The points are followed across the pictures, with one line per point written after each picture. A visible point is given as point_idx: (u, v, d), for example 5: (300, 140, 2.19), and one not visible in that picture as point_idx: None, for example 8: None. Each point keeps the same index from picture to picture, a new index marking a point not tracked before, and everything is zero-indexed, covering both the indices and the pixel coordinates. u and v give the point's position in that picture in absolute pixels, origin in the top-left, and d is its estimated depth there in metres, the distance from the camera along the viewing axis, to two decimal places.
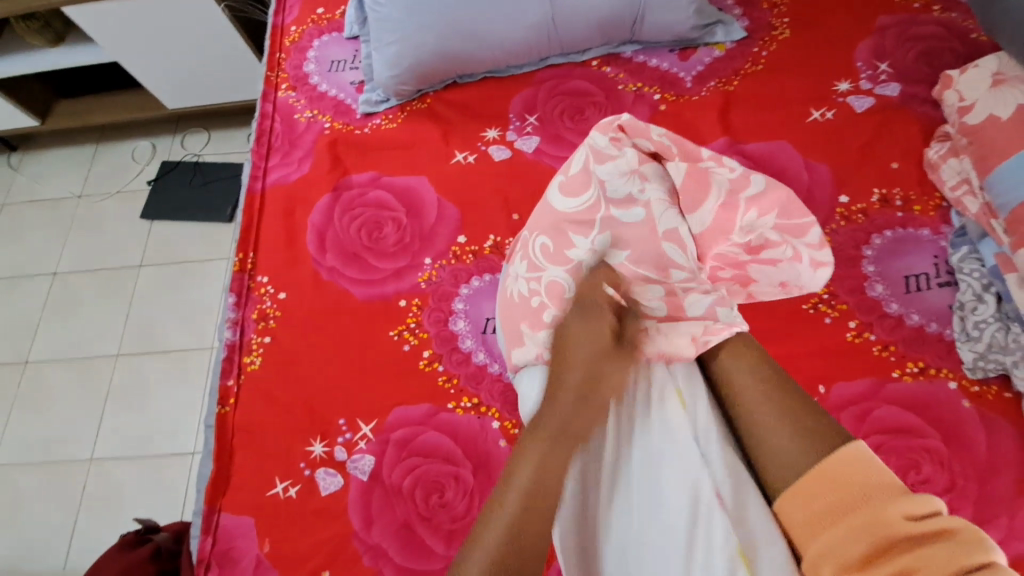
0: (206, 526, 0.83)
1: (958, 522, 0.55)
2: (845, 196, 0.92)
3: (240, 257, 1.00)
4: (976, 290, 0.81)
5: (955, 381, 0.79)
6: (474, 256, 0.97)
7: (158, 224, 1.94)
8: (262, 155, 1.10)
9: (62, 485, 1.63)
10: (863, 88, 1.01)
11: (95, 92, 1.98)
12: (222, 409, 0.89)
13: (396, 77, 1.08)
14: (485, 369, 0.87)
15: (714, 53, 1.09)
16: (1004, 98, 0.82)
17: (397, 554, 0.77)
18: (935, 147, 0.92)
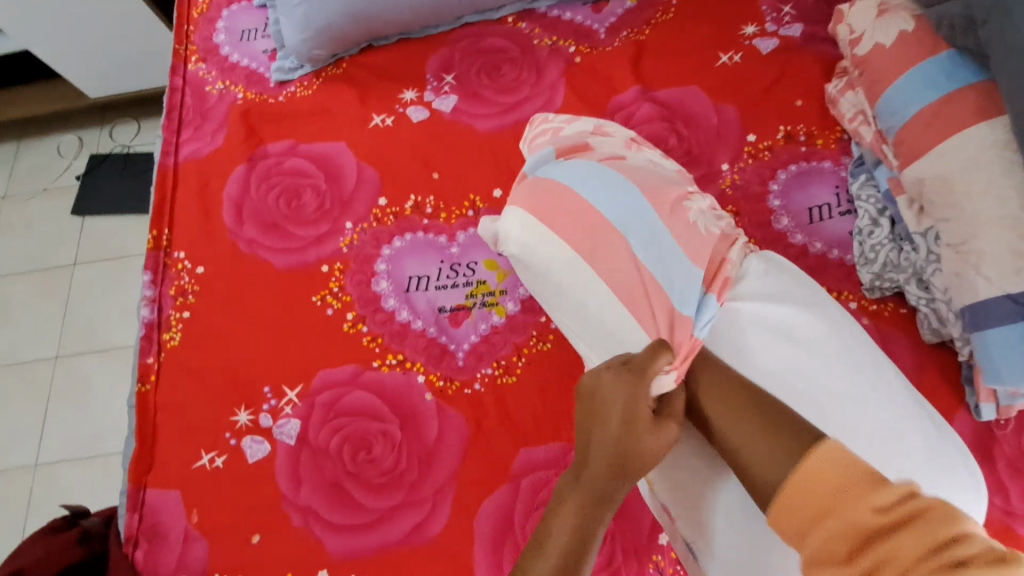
0: (132, 503, 0.81)
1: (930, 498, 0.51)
2: (752, 135, 0.95)
3: (154, 234, 0.97)
4: (872, 215, 0.84)
5: (855, 302, 0.83)
6: (395, 217, 0.96)
7: (90, 220, 1.87)
8: (173, 130, 1.06)
9: (8, 492, 1.58)
10: (769, 31, 1.03)
11: (9, 85, 1.88)
12: (143, 388, 0.87)
13: (306, 41, 1.06)
14: (409, 326, 0.88)
15: (626, 4, 1.09)
16: (888, 26, 0.84)
17: (327, 512, 0.77)
18: (834, 83, 0.94)
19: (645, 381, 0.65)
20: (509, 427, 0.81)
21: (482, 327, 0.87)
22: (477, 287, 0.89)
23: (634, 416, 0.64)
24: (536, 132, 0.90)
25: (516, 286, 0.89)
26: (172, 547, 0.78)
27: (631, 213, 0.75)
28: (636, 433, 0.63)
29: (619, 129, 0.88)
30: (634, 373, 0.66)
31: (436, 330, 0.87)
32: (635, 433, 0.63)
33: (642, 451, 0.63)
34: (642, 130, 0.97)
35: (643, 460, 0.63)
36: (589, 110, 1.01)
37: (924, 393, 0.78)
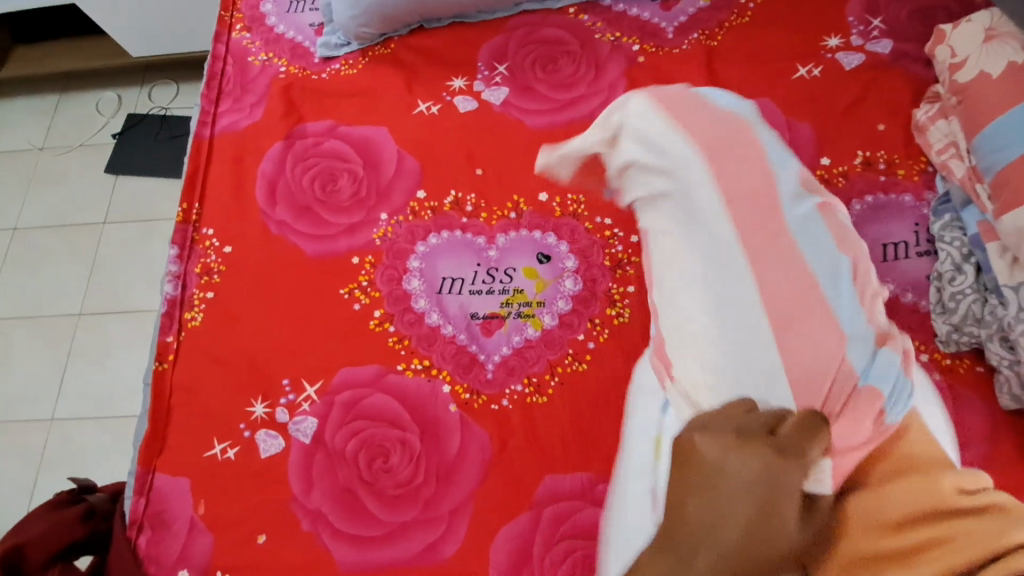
0: (140, 486, 0.79)
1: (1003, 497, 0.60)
2: (826, 158, 0.87)
3: (183, 208, 0.94)
4: (955, 260, 0.77)
5: (926, 354, 0.75)
6: (433, 213, 0.91)
7: (123, 179, 1.86)
8: (211, 100, 1.02)
9: (23, 444, 1.59)
10: (854, 45, 0.94)
11: (54, 36, 1.87)
12: (160, 366, 0.84)
13: (356, 17, 1.00)
14: (438, 330, 0.83)
15: (699, 3, 1.02)
16: (996, 54, 0.76)
17: (337, 519, 0.74)
18: (924, 108, 0.86)
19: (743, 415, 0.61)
20: (535, 450, 0.76)
21: (515, 339, 0.81)
22: (514, 295, 0.84)
23: (748, 442, 0.60)
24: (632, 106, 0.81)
25: (555, 299, 0.83)
26: (176, 536, 0.76)
27: (717, 274, 0.66)
28: (726, 462, 0.60)
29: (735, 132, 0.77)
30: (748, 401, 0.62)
31: (467, 337, 0.82)
32: (744, 453, 0.59)
33: (739, 479, 0.59)
34: None
35: (734, 485, 0.59)
36: None
37: (997, 464, 0.70)
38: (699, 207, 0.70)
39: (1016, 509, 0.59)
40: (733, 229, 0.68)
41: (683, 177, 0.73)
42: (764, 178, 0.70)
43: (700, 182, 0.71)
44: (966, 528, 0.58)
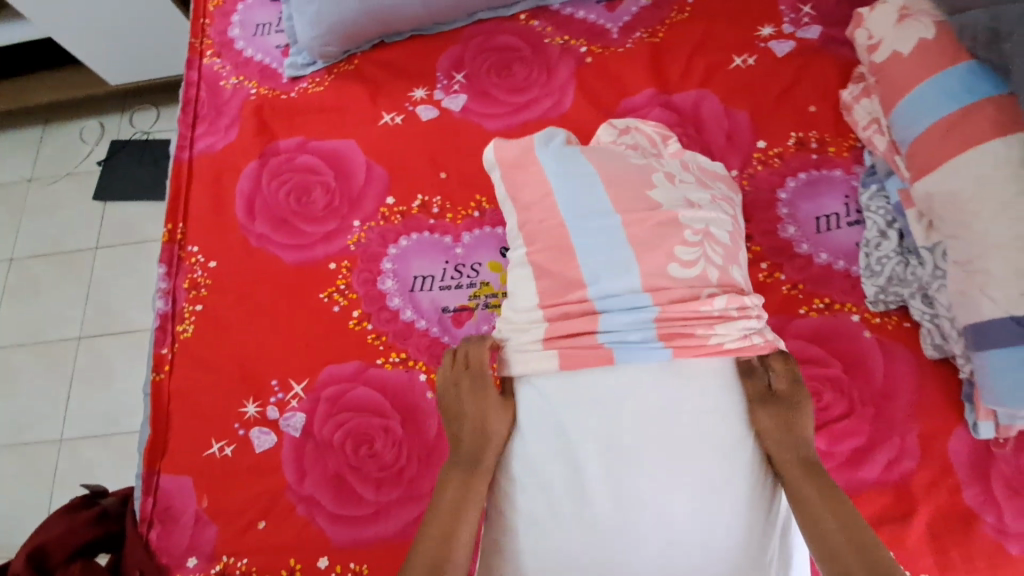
0: (146, 487, 0.85)
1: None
2: (762, 141, 0.94)
3: (169, 228, 1.00)
4: (880, 227, 0.84)
5: (858, 315, 0.82)
6: (402, 217, 0.98)
7: (112, 204, 1.92)
8: (188, 124, 1.09)
9: (34, 465, 1.66)
10: (785, 33, 1.01)
11: (34, 70, 1.92)
12: (157, 377, 0.91)
13: (318, 37, 1.06)
14: (413, 325, 0.90)
15: (641, 3, 1.08)
16: (908, 33, 0.82)
17: (328, 502, 0.81)
18: (850, 88, 0.93)
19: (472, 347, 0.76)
20: None
21: (484, 328, 0.88)
22: (481, 288, 0.91)
23: (483, 399, 0.73)
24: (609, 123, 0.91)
25: None
26: (182, 529, 0.82)
27: (618, 267, 0.73)
28: (488, 418, 0.72)
29: (670, 151, 0.87)
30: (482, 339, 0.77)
31: (439, 330, 0.89)
32: (485, 415, 0.72)
33: (496, 429, 0.71)
34: None
35: (482, 436, 0.71)
36: (598, 112, 1.01)
37: (924, 409, 0.77)
38: (592, 207, 0.75)
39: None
40: (619, 228, 0.74)
41: (608, 173, 0.77)
42: (648, 182, 0.77)
43: (614, 181, 0.77)
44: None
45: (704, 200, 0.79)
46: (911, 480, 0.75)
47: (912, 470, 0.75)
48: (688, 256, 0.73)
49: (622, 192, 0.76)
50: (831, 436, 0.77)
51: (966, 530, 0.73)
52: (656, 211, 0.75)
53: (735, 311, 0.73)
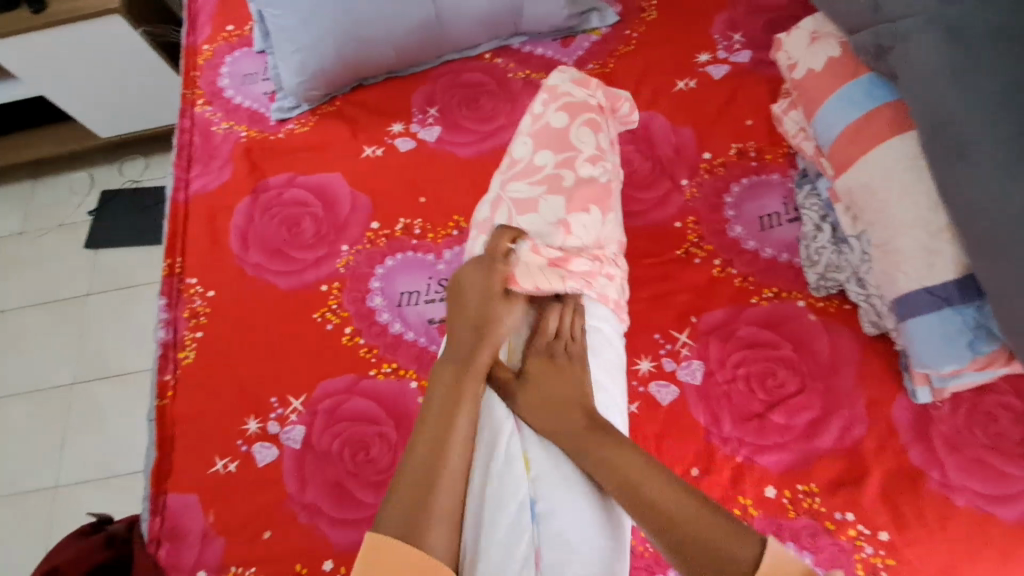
0: (155, 507, 0.90)
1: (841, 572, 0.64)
2: (707, 153, 1.05)
3: (168, 263, 1.07)
4: (815, 221, 0.93)
5: (803, 301, 0.91)
6: (387, 239, 1.06)
7: (103, 252, 1.97)
8: (183, 167, 1.17)
9: (28, 514, 1.66)
10: (720, 58, 1.14)
11: (25, 127, 2.00)
12: (162, 402, 0.96)
13: (302, 83, 1.16)
14: (401, 337, 0.97)
15: (592, 38, 1.21)
16: (819, 52, 0.93)
17: (330, 508, 0.86)
18: (780, 102, 1.04)
19: (496, 260, 0.86)
20: None
21: None
22: None
23: (489, 291, 0.86)
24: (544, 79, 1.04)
25: None
26: (190, 545, 0.86)
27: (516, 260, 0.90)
28: (495, 309, 0.86)
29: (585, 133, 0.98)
30: (484, 260, 0.87)
31: (427, 340, 0.96)
32: (492, 307, 0.85)
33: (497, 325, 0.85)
34: None
35: (501, 331, 0.85)
36: None
37: (868, 380, 0.86)
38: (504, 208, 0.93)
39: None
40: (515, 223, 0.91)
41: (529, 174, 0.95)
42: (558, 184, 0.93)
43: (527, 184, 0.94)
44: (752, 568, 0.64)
45: (593, 197, 0.93)
46: (862, 445, 0.83)
47: (862, 436, 0.83)
48: (581, 268, 0.88)
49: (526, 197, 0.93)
50: (789, 410, 0.85)
51: (916, 487, 0.80)
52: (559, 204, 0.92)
53: (593, 293, 0.88)
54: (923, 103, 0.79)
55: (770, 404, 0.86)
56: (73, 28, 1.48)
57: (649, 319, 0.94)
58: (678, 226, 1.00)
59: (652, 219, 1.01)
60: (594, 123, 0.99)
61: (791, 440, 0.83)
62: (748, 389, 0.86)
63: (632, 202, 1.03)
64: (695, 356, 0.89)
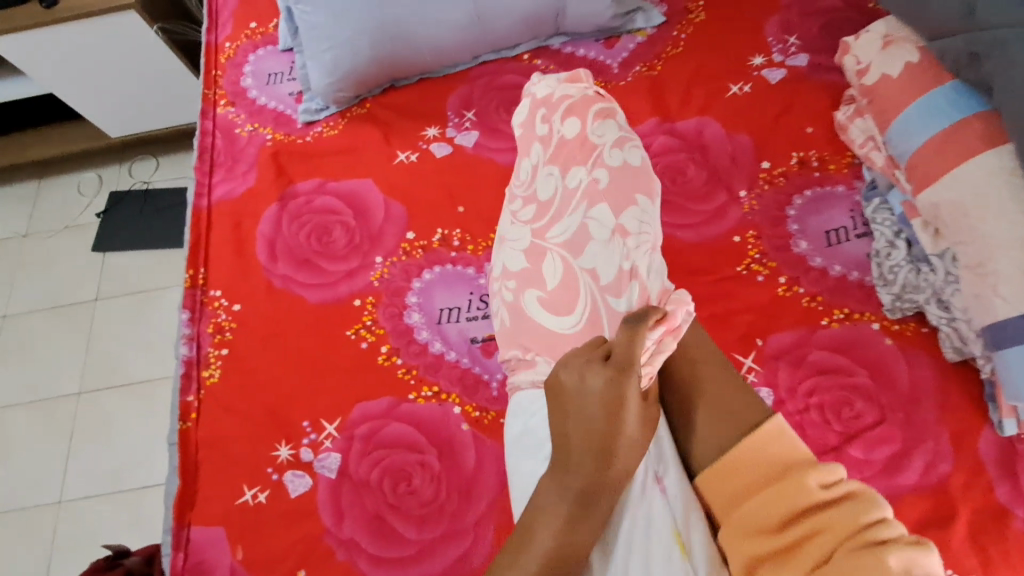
0: (177, 542, 0.83)
1: (858, 486, 0.61)
2: (766, 162, 0.98)
3: (191, 274, 1.01)
4: (889, 237, 0.87)
5: (877, 323, 0.85)
6: (424, 251, 0.99)
7: (111, 255, 1.91)
8: (205, 172, 1.10)
9: (32, 530, 1.59)
10: (776, 61, 1.07)
11: (32, 125, 1.93)
12: (185, 425, 0.90)
13: (332, 84, 1.10)
14: (442, 357, 0.90)
15: (637, 39, 1.14)
16: (894, 57, 0.87)
17: (370, 545, 0.79)
18: (844, 110, 0.98)
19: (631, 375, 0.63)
20: None
21: None
22: None
23: (622, 400, 0.63)
24: (533, 95, 0.95)
25: None
26: None
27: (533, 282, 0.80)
28: (624, 415, 0.62)
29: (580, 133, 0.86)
30: (618, 370, 0.63)
31: (470, 361, 0.89)
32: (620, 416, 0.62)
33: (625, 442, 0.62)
34: (660, 161, 1.00)
35: (628, 438, 0.63)
36: None
37: (952, 411, 0.80)
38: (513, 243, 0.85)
39: (868, 496, 0.59)
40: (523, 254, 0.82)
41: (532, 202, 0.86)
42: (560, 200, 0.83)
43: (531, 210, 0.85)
44: (828, 520, 0.58)
45: (602, 207, 0.79)
46: (948, 482, 0.76)
47: (948, 472, 0.77)
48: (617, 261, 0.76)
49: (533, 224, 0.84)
50: (866, 443, 0.79)
51: (1010, 529, 0.74)
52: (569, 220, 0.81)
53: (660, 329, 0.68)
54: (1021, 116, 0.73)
55: (846, 436, 0.80)
56: (87, 23, 1.41)
57: (709, 341, 0.87)
58: (737, 240, 0.93)
59: (710, 233, 0.95)
60: (598, 111, 0.88)
61: (869, 475, 0.78)
62: (821, 419, 0.81)
63: (688, 214, 0.96)
64: (762, 383, 0.84)
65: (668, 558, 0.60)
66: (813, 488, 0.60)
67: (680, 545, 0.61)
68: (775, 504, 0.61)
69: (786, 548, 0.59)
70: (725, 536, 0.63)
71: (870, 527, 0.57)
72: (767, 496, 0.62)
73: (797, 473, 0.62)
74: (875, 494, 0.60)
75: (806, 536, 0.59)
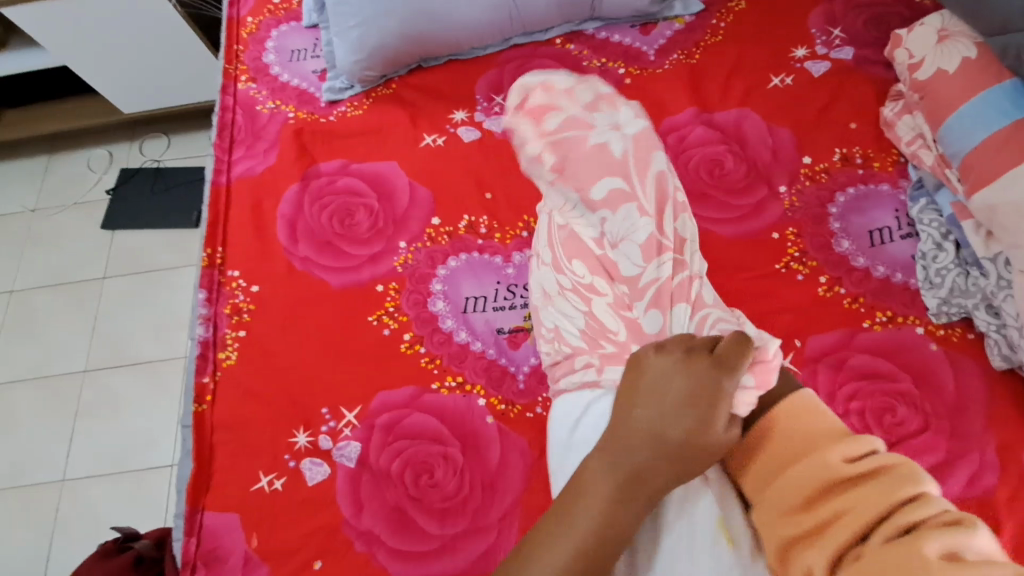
0: (189, 527, 0.80)
1: (893, 459, 0.56)
2: (808, 157, 0.95)
3: (208, 252, 0.98)
4: (936, 239, 0.84)
5: (922, 327, 0.82)
6: (449, 237, 0.96)
7: (120, 234, 1.88)
8: (224, 148, 1.07)
9: (35, 509, 1.56)
10: (819, 53, 1.04)
11: (44, 98, 1.90)
12: (199, 407, 0.87)
13: (358, 62, 1.06)
14: (468, 347, 0.87)
15: (674, 26, 1.11)
16: (950, 52, 0.84)
17: (389, 538, 0.76)
18: (890, 106, 0.95)
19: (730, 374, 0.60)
20: None
21: None
22: None
23: (703, 390, 0.59)
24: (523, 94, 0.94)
25: None
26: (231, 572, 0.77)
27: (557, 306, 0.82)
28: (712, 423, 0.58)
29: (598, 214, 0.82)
30: (688, 354, 0.62)
31: (496, 351, 0.87)
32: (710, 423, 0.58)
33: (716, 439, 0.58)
34: (698, 152, 0.97)
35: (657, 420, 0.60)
36: None
37: (999, 421, 0.76)
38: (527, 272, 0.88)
39: (905, 469, 0.54)
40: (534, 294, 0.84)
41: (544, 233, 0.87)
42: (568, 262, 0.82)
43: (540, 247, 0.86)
44: (855, 501, 0.53)
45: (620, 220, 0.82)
46: (994, 495, 0.73)
47: (995, 484, 0.74)
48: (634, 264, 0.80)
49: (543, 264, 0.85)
50: (909, 452, 0.76)
51: None
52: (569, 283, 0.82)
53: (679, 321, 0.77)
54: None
55: (887, 444, 0.77)
56: None
57: None
58: (776, 237, 0.90)
59: (748, 228, 0.91)
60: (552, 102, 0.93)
61: None
62: (862, 425, 0.78)
63: (725, 209, 0.93)
64: None
65: (713, 545, 0.58)
66: (845, 465, 0.56)
67: (725, 535, 0.59)
68: (812, 479, 0.56)
69: (815, 532, 0.54)
70: (759, 522, 0.58)
71: (909, 503, 0.52)
72: (801, 473, 0.57)
73: (822, 448, 0.58)
74: (917, 469, 0.54)
75: (837, 517, 0.54)
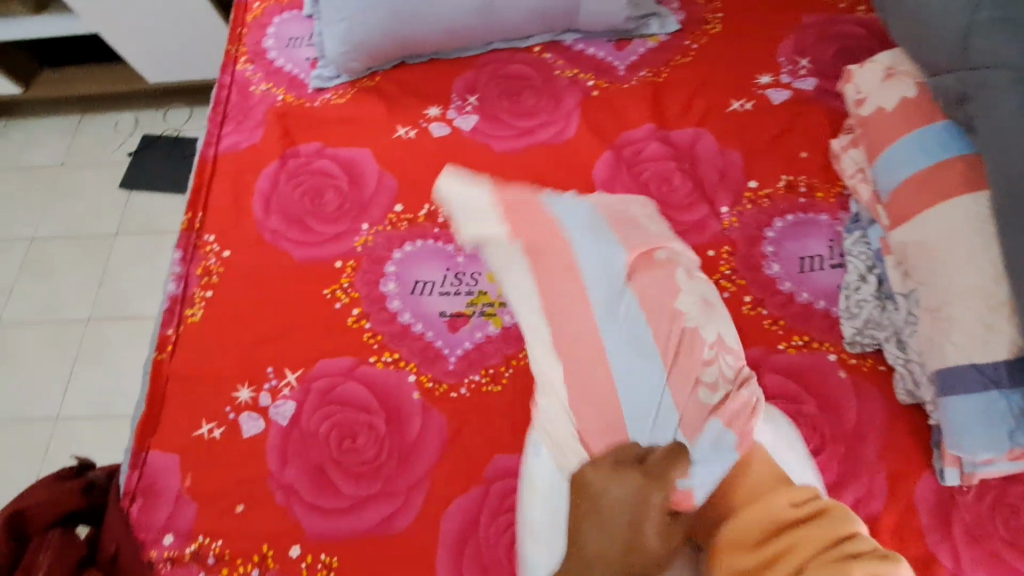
0: (135, 461, 0.89)
1: (830, 502, 0.70)
2: (754, 182, 0.98)
3: (188, 217, 1.06)
4: (861, 271, 0.87)
5: (834, 354, 0.85)
6: (408, 224, 1.02)
7: (135, 195, 2.00)
8: (216, 123, 1.16)
9: (28, 440, 1.69)
10: (783, 82, 1.07)
11: (79, 62, 2.03)
12: (159, 355, 0.95)
13: (344, 53, 1.13)
14: (409, 327, 0.93)
15: (648, 44, 1.15)
16: (891, 90, 0.86)
17: (306, 492, 0.83)
18: (839, 138, 0.97)
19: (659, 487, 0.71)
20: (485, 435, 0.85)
21: (477, 336, 0.92)
22: (478, 297, 0.95)
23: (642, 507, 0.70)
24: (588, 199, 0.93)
25: None
26: (165, 504, 0.85)
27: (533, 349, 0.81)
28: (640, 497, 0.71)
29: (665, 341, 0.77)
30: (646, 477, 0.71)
31: (434, 334, 0.93)
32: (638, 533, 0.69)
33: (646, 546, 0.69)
34: (649, 168, 1.01)
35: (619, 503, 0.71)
36: (601, 142, 1.06)
37: (894, 451, 0.79)
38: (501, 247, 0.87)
39: (839, 511, 0.69)
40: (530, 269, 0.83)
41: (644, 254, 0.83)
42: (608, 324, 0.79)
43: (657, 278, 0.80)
44: (801, 537, 0.67)
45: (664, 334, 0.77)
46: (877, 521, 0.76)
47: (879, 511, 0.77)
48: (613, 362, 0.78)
49: (552, 261, 0.82)
50: None
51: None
52: (579, 320, 0.79)
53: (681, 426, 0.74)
54: (997, 165, 0.72)
55: None
56: None
57: None
58: (711, 254, 0.94)
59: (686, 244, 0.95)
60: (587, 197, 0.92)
61: None
62: None
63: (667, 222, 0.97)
64: None
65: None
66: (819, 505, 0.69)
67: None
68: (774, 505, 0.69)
69: (771, 559, 0.66)
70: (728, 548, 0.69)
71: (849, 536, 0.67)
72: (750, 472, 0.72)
73: (778, 494, 0.70)
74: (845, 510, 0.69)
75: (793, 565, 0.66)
